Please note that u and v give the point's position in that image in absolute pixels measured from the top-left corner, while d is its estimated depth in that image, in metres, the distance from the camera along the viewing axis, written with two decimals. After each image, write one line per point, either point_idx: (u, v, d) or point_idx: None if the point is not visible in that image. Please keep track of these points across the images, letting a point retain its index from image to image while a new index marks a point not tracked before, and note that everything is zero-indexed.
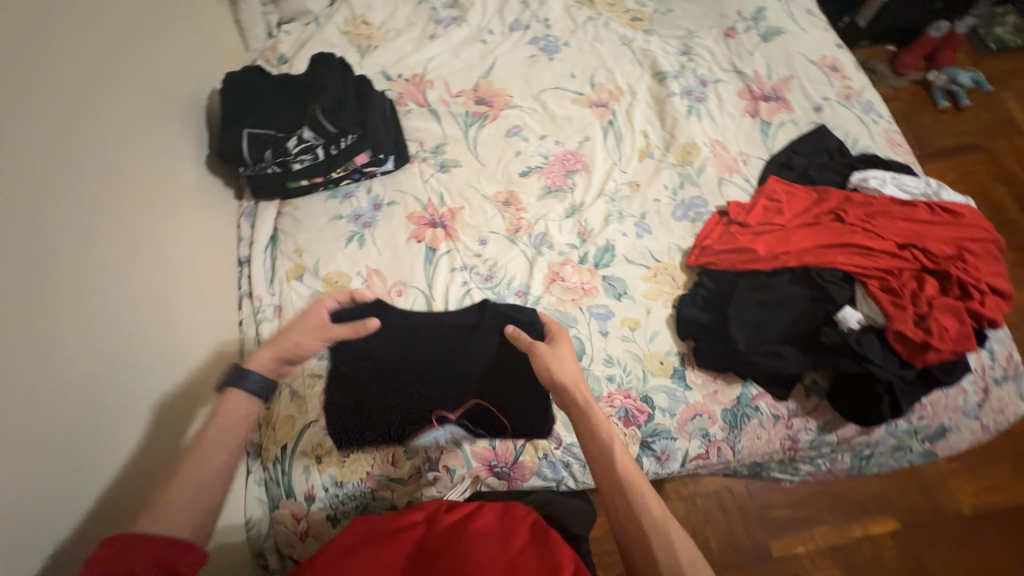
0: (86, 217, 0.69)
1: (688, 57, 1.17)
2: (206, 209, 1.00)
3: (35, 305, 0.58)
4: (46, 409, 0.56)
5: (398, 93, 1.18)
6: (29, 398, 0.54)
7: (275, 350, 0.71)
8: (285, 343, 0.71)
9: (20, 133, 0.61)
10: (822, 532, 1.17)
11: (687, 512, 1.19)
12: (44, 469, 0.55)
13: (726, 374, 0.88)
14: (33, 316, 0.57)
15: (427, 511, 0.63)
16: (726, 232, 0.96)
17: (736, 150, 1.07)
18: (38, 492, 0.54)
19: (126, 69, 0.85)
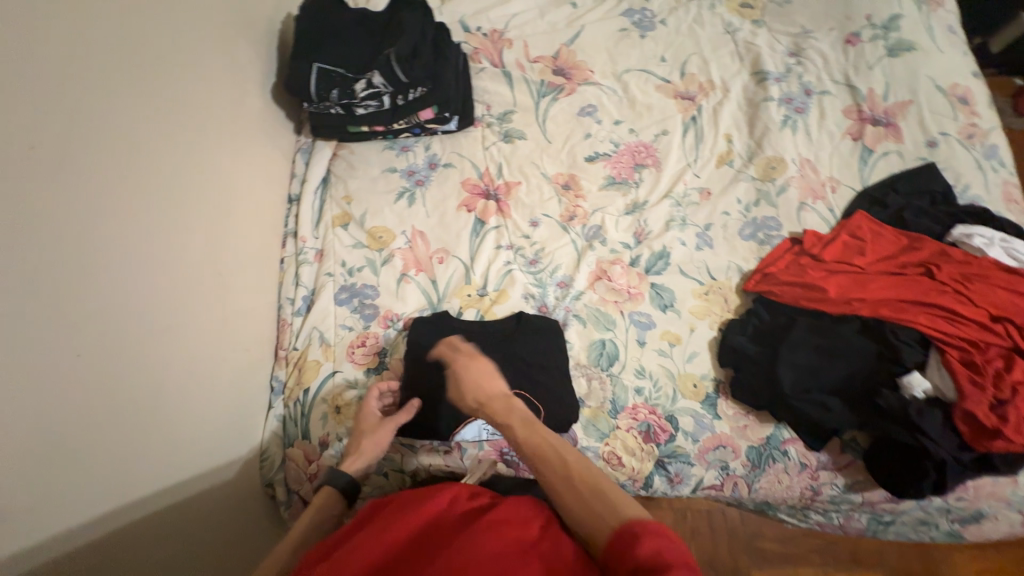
0: (134, 128, 0.68)
1: (797, 60, 1.05)
2: (267, 139, 0.99)
3: (77, 210, 0.59)
4: (80, 317, 0.57)
5: (474, 48, 1.11)
6: (72, 301, 0.57)
7: (364, 458, 0.73)
8: (371, 449, 0.73)
9: (81, 36, 0.61)
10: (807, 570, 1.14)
11: (677, 525, 1.18)
12: (82, 376, 0.57)
13: (759, 411, 0.83)
14: (81, 223, 0.59)
15: (442, 494, 0.60)
16: (796, 263, 0.89)
17: (826, 174, 0.97)
18: (84, 392, 0.57)
19: None
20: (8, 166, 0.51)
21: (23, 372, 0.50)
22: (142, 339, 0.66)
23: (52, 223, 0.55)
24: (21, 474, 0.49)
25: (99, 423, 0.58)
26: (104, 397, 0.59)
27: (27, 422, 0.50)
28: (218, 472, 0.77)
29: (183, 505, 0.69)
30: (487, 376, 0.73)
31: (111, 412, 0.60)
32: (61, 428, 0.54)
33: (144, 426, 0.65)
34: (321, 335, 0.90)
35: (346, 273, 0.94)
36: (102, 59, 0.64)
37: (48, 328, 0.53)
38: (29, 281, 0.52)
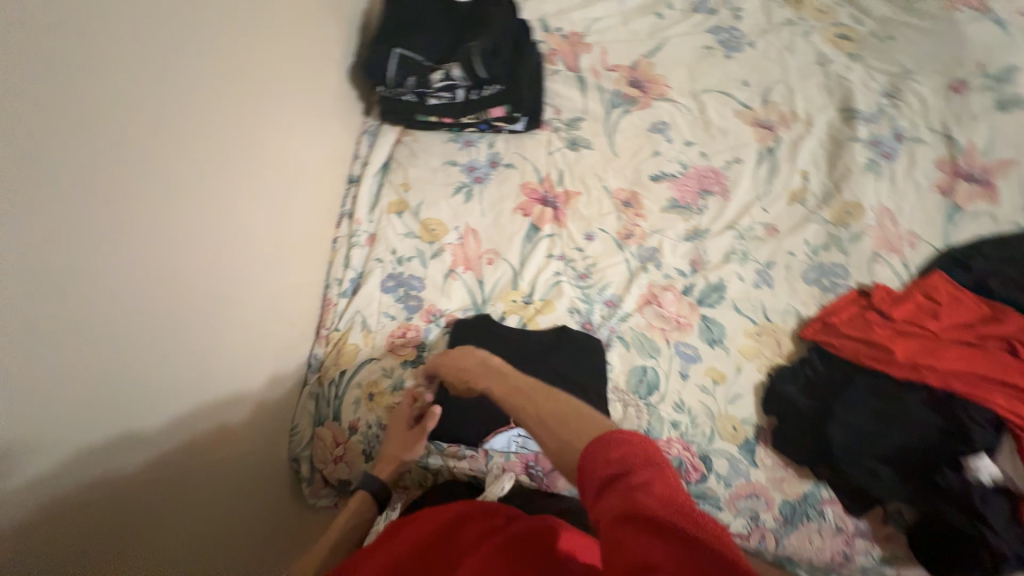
0: (224, 99, 0.70)
1: (892, 101, 0.99)
2: (338, 117, 1.00)
3: (164, 163, 0.59)
4: (159, 278, 0.59)
5: (550, 49, 1.10)
6: (147, 253, 0.57)
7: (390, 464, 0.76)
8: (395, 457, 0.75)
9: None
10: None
11: None
12: (152, 335, 0.58)
13: (800, 466, 0.78)
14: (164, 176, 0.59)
15: (449, 509, 0.59)
16: (861, 318, 0.84)
17: (906, 227, 0.91)
18: (150, 343, 0.58)
19: None
20: (110, 124, 0.52)
21: (100, 325, 0.51)
22: (204, 299, 0.67)
23: (143, 182, 0.56)
24: (91, 425, 0.50)
25: (162, 382, 0.60)
26: (168, 356, 0.61)
27: (101, 374, 0.52)
28: (256, 442, 0.78)
29: (224, 470, 0.70)
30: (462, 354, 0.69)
31: (172, 367, 0.61)
32: (128, 376, 0.55)
33: (197, 388, 0.66)
34: (364, 320, 0.90)
35: (395, 261, 0.94)
36: (204, 25, 0.65)
37: (124, 276, 0.54)
38: (118, 239, 0.53)
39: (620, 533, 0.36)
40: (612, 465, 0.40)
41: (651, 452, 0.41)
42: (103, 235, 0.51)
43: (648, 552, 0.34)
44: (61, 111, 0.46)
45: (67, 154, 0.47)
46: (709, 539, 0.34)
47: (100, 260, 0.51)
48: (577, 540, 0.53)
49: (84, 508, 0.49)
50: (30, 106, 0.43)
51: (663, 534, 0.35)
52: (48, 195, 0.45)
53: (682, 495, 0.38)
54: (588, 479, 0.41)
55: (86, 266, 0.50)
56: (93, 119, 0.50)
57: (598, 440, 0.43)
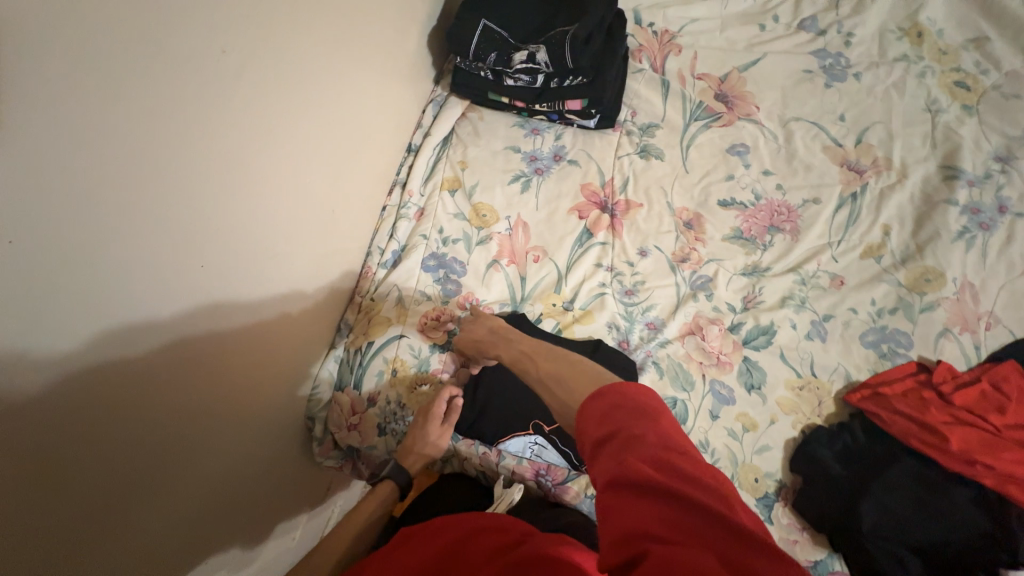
0: (306, 51, 0.66)
1: (1002, 167, 0.91)
2: (409, 82, 0.97)
3: (241, 105, 0.57)
4: (219, 229, 0.57)
5: (638, 45, 1.03)
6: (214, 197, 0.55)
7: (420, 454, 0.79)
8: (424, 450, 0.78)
9: None
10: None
11: None
12: (208, 288, 0.57)
13: (817, 531, 0.76)
14: (239, 119, 0.57)
15: (459, 526, 0.61)
16: (916, 396, 0.79)
17: (987, 307, 0.85)
18: (206, 290, 0.57)
19: None
20: (198, 65, 0.49)
21: (164, 268, 0.50)
22: (257, 251, 0.65)
23: (218, 130, 0.54)
24: (146, 371, 0.50)
25: (208, 334, 0.59)
26: (220, 309, 0.60)
27: (159, 323, 0.51)
28: (281, 396, 0.78)
29: (244, 418, 0.70)
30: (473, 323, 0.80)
31: (219, 314, 0.60)
32: (181, 320, 0.54)
33: (235, 343, 0.64)
34: (399, 293, 0.88)
35: (440, 240, 0.92)
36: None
37: (188, 218, 0.52)
38: (189, 185, 0.52)
39: (610, 492, 0.38)
40: (604, 425, 0.43)
41: (647, 408, 0.43)
42: (176, 180, 0.50)
43: (635, 512, 0.35)
44: (155, 44, 0.44)
45: (153, 90, 0.45)
46: (697, 501, 0.35)
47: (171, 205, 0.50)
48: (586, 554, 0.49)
49: (138, 429, 0.50)
50: (122, 33, 0.40)
51: (648, 491, 0.36)
52: (131, 131, 0.43)
53: (671, 451, 0.39)
54: (585, 437, 0.44)
55: (158, 209, 0.48)
56: (184, 56, 0.47)
57: (594, 396, 0.46)
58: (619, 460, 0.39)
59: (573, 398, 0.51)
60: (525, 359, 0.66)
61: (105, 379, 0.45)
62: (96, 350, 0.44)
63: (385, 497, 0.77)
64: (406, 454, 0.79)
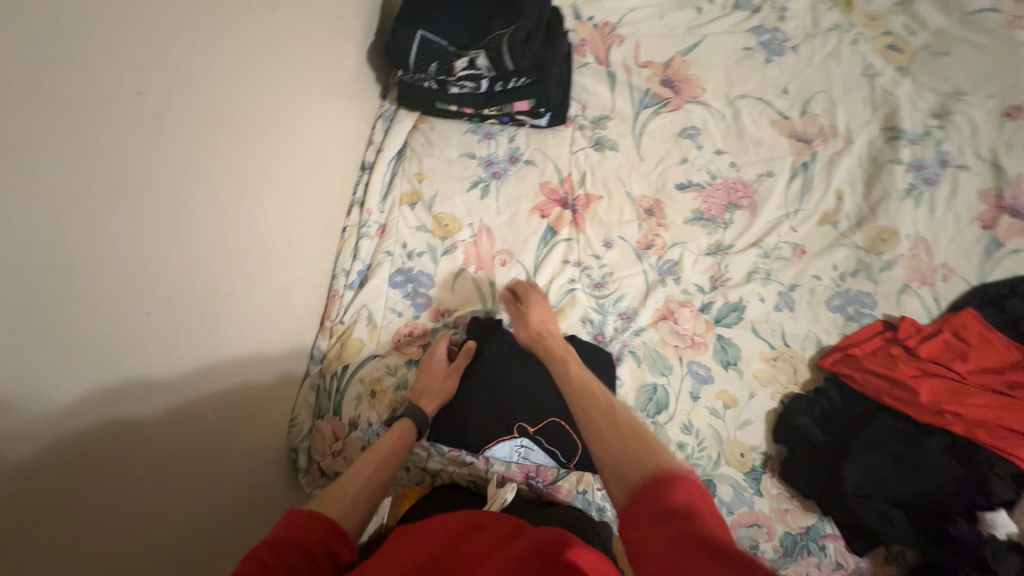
0: (236, 86, 0.64)
1: (940, 123, 0.94)
2: (353, 100, 0.96)
3: (172, 144, 0.54)
4: (178, 282, 0.56)
5: (581, 39, 1.04)
6: (157, 244, 0.53)
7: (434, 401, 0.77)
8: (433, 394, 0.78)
9: None
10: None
11: None
12: (170, 339, 0.55)
13: (805, 498, 0.78)
14: (171, 160, 0.54)
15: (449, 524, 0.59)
16: (885, 354, 0.81)
17: (941, 260, 0.87)
18: (158, 340, 0.53)
19: None
20: (113, 111, 0.46)
21: (105, 331, 0.47)
22: (213, 292, 0.63)
23: (147, 176, 0.51)
24: (95, 425, 0.46)
25: (176, 385, 0.57)
26: (183, 358, 0.58)
27: (111, 383, 0.48)
28: (262, 425, 0.76)
29: (230, 454, 0.68)
30: (536, 310, 0.81)
31: (177, 362, 0.57)
32: (132, 375, 0.50)
33: (212, 385, 0.64)
34: (368, 313, 0.87)
35: (405, 256, 0.91)
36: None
37: (129, 270, 0.49)
38: (131, 239, 0.49)
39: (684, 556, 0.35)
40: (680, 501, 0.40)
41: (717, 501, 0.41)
42: (108, 233, 0.47)
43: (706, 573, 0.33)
44: (59, 95, 0.41)
45: (66, 146, 0.42)
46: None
47: (111, 264, 0.47)
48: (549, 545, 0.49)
49: (101, 487, 0.47)
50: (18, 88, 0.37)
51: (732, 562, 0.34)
52: (48, 190, 0.41)
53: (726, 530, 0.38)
54: (647, 500, 0.42)
55: (92, 267, 0.45)
56: (93, 104, 0.44)
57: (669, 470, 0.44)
58: (684, 528, 0.37)
59: (645, 453, 0.46)
60: (590, 392, 0.59)
61: (61, 445, 0.43)
62: (33, 422, 0.41)
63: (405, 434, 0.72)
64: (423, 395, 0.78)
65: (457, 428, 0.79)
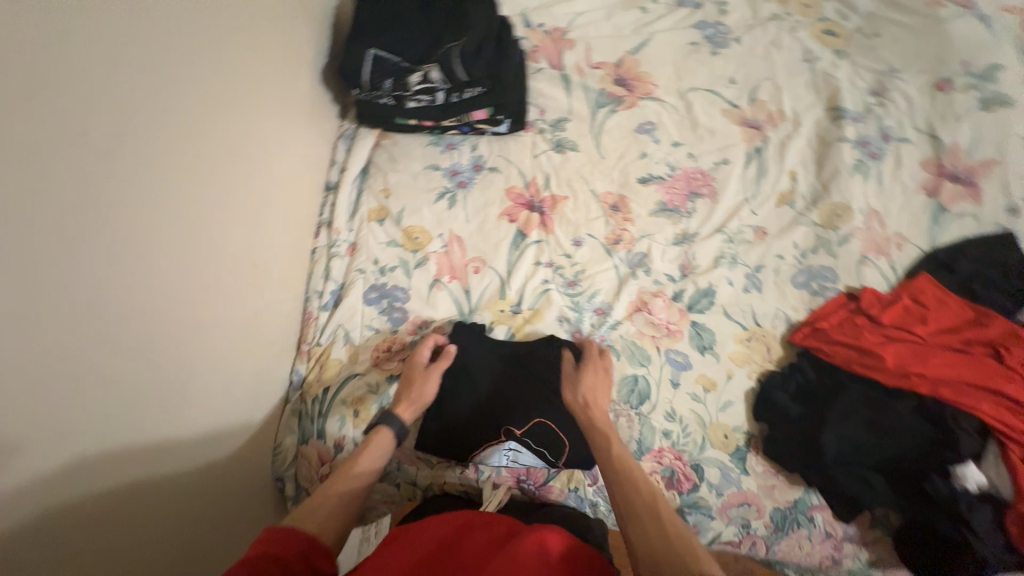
0: (191, 117, 0.64)
1: (878, 100, 0.99)
2: (311, 122, 0.96)
3: (123, 180, 0.53)
4: (140, 319, 0.55)
5: (533, 46, 1.06)
6: (111, 284, 0.51)
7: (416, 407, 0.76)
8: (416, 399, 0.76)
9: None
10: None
11: None
12: (134, 377, 0.55)
13: (790, 472, 0.80)
14: (124, 198, 0.53)
15: (440, 527, 0.60)
16: (850, 324, 0.84)
17: (893, 229, 0.91)
18: (117, 381, 0.52)
19: None
20: (57, 153, 0.45)
21: (57, 375, 0.46)
22: (181, 326, 0.62)
23: (97, 216, 0.50)
24: (45, 478, 0.45)
25: (142, 423, 0.56)
26: (150, 396, 0.57)
27: (62, 428, 0.46)
28: (248, 452, 0.76)
29: (212, 481, 0.68)
30: (591, 383, 0.76)
31: (139, 402, 0.55)
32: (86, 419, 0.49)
33: (183, 421, 0.62)
34: (345, 333, 0.87)
35: (377, 272, 0.91)
36: (160, 29, 0.59)
37: (80, 313, 0.48)
38: (80, 278, 0.48)
39: None
40: None
41: None
42: (55, 276, 0.45)
43: None
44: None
45: (7, 189, 0.41)
46: None
47: (62, 307, 0.46)
48: (541, 548, 0.53)
49: (61, 547, 0.46)
50: None
51: None
52: None
53: None
54: None
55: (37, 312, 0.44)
56: (35, 148, 0.43)
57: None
58: None
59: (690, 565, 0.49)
60: (634, 481, 0.60)
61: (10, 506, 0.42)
62: None
63: (382, 444, 0.70)
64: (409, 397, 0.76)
65: (444, 439, 0.79)
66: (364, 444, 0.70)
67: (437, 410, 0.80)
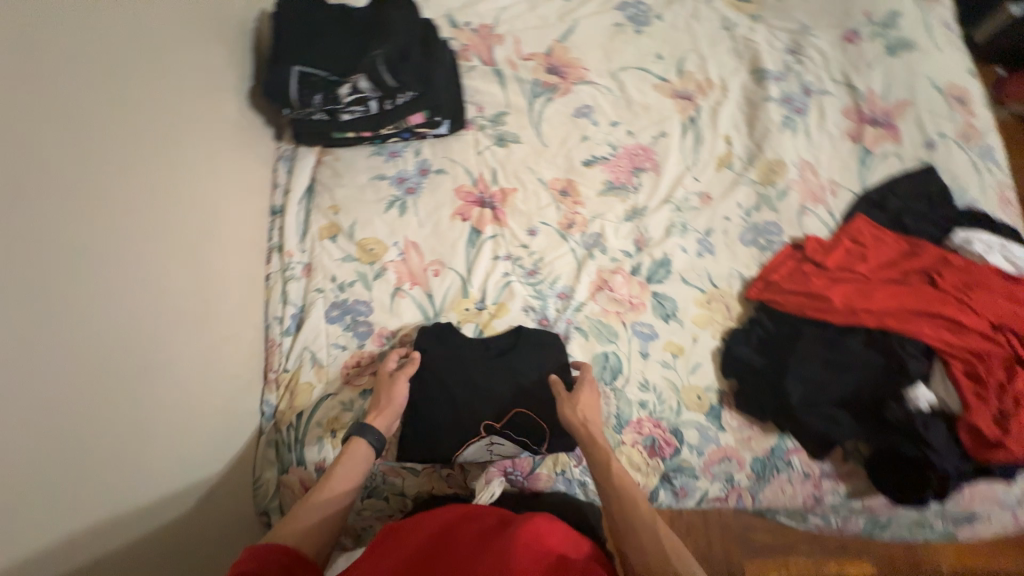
0: (93, 158, 0.61)
1: (796, 58, 1.04)
2: (245, 148, 0.94)
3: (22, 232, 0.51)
4: (62, 374, 0.53)
5: (463, 45, 1.07)
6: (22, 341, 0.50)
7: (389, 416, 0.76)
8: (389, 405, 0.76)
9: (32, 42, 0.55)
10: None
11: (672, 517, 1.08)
12: (56, 433, 0.52)
13: (763, 422, 0.82)
14: (24, 251, 0.51)
15: (437, 522, 0.59)
16: (799, 272, 0.88)
17: (827, 177, 0.96)
18: (44, 438, 0.51)
19: None
20: None
21: None
22: (117, 374, 0.60)
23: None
24: None
25: (68, 480, 0.53)
26: (77, 451, 0.54)
27: None
28: (215, 488, 0.74)
29: (173, 523, 0.66)
30: (586, 401, 0.76)
31: (74, 456, 0.54)
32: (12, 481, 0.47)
33: (126, 471, 0.60)
34: (312, 355, 0.86)
35: (336, 289, 0.89)
36: (51, 72, 0.57)
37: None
38: None
39: None
40: None
41: None
42: None
43: None
44: None
45: None
46: None
47: None
48: (528, 547, 0.53)
49: None
50: None
51: None
52: None
53: None
54: None
55: None
56: None
57: None
58: None
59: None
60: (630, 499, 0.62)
61: None
62: None
63: (359, 456, 0.70)
64: (377, 407, 0.76)
65: (424, 444, 0.79)
66: (339, 457, 0.70)
67: (413, 418, 0.80)
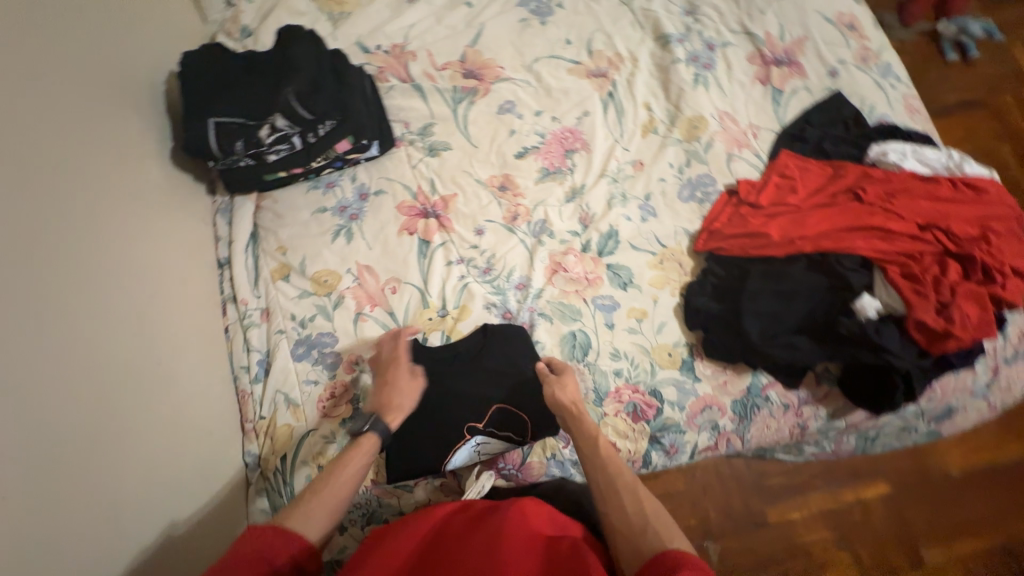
0: (26, 239, 0.61)
1: (694, 18, 1.09)
2: (178, 209, 0.94)
3: None
4: (34, 460, 0.53)
5: (378, 68, 1.09)
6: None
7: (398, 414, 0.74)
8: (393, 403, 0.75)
9: None
10: (821, 534, 1.08)
11: (683, 480, 1.09)
12: (37, 518, 0.51)
13: (734, 365, 0.85)
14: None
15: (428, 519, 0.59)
16: (737, 216, 0.91)
17: (746, 122, 1.00)
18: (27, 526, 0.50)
19: (72, 62, 0.78)
20: None
21: None
22: (88, 451, 0.60)
23: None
24: None
25: (57, 562, 0.52)
26: (60, 531, 0.53)
27: None
28: (205, 551, 0.73)
29: None
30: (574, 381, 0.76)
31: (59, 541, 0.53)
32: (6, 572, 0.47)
33: (111, 546, 0.59)
34: (285, 396, 0.85)
35: (297, 326, 0.90)
36: None
37: None
38: None
39: None
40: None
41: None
42: None
43: None
44: None
45: None
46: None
47: None
48: (516, 529, 0.54)
49: None
50: None
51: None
52: None
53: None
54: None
55: None
56: None
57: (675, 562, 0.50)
58: None
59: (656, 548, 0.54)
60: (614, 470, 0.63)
61: None
62: None
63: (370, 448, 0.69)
64: (390, 408, 0.74)
65: (410, 459, 0.78)
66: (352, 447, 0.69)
67: (396, 436, 0.79)
